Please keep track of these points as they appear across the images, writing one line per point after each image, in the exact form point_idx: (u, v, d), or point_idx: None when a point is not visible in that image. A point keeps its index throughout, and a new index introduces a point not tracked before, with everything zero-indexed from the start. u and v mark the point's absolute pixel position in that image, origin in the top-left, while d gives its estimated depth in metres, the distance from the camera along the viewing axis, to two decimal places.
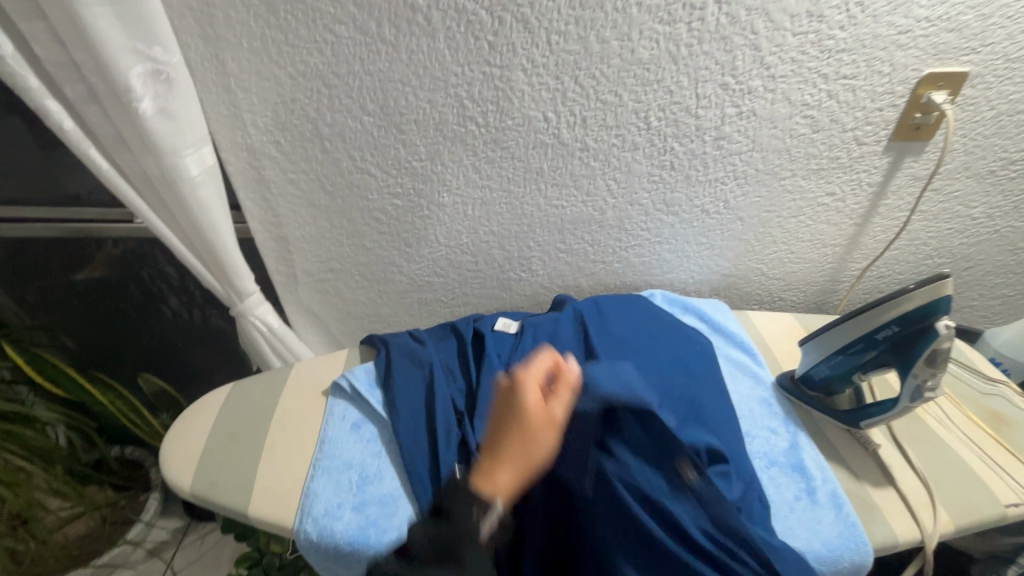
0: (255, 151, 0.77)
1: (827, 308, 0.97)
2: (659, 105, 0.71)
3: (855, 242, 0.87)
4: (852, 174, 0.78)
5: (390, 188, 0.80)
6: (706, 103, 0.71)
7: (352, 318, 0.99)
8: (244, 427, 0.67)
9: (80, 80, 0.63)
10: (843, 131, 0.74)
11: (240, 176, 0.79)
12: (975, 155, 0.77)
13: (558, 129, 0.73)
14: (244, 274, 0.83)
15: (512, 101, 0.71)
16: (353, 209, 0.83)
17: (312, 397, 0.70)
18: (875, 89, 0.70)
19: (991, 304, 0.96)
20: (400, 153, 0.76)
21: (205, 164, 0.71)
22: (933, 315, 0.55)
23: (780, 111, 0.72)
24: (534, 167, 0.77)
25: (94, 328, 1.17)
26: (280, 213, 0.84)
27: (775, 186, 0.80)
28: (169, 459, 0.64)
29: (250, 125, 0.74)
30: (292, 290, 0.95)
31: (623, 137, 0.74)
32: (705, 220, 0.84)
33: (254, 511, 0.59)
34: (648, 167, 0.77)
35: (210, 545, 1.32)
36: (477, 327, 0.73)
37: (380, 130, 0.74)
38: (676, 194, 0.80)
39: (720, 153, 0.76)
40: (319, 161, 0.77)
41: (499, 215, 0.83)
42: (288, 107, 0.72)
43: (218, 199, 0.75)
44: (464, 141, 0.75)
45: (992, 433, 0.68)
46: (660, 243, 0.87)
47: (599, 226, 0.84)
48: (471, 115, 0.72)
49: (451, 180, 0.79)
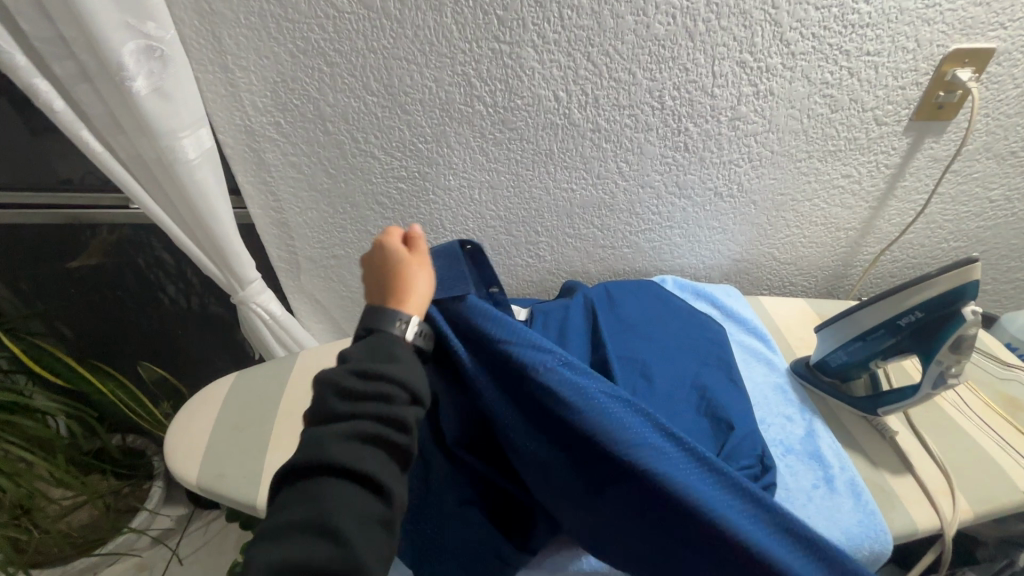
0: (254, 133, 0.74)
1: (838, 293, 0.96)
2: (674, 83, 0.69)
3: (870, 226, 0.85)
4: (870, 155, 0.76)
5: (394, 171, 0.77)
6: (723, 81, 0.69)
7: (356, 305, 0.97)
8: (248, 417, 0.65)
9: (69, 58, 0.60)
10: (862, 111, 0.72)
11: (239, 159, 0.77)
12: (997, 135, 0.75)
13: (569, 108, 0.71)
14: (244, 261, 0.81)
15: (522, 79, 0.68)
16: (356, 193, 0.80)
17: None
18: (898, 66, 0.68)
19: (1003, 288, 0.95)
20: (405, 134, 0.73)
21: (203, 146, 0.69)
22: (959, 300, 0.53)
23: (798, 90, 0.69)
24: (543, 149, 0.75)
25: (91, 316, 1.15)
26: (281, 197, 0.81)
27: (790, 168, 0.78)
28: (174, 450, 0.63)
29: (248, 105, 0.71)
30: (293, 276, 0.93)
31: (636, 117, 0.72)
32: (717, 204, 0.82)
33: (262, 503, 0.58)
34: (661, 148, 0.75)
35: (215, 533, 1.32)
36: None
37: (384, 110, 0.71)
38: (689, 177, 0.78)
39: (736, 134, 0.74)
40: (321, 144, 0.75)
41: (507, 199, 0.81)
42: (288, 87, 0.69)
43: (217, 183, 0.72)
44: (472, 122, 0.72)
45: (1009, 419, 0.67)
46: (670, 228, 0.85)
47: (608, 210, 0.82)
48: (478, 94, 0.69)
49: (457, 163, 0.76)
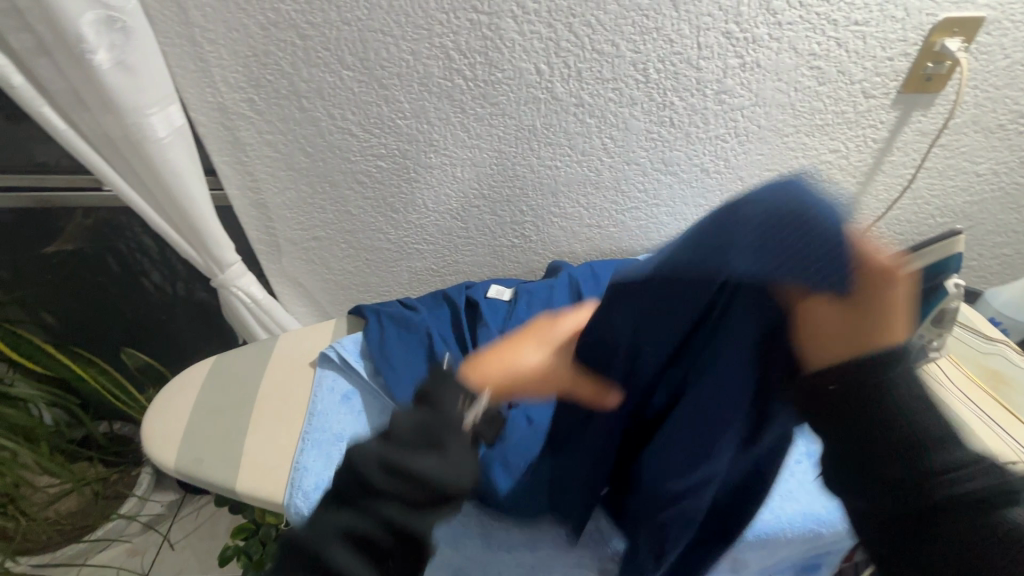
0: (227, 110, 0.72)
1: None
2: (659, 55, 0.67)
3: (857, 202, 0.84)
4: (858, 129, 0.75)
5: (374, 149, 0.75)
6: (708, 53, 0.67)
7: (340, 288, 0.95)
8: (227, 402, 0.64)
9: (26, 31, 0.57)
10: (850, 84, 0.70)
11: (213, 137, 0.75)
12: (985, 107, 0.74)
13: (551, 82, 0.69)
14: (223, 243, 0.79)
15: (501, 52, 0.66)
16: (335, 172, 0.78)
17: (298, 369, 0.67)
18: (887, 37, 0.66)
19: (989, 264, 0.95)
20: (383, 111, 0.71)
21: (174, 125, 0.67)
22: (944, 270, 0.52)
23: (785, 62, 0.68)
24: (526, 125, 0.73)
25: (72, 303, 1.13)
26: (258, 178, 0.79)
27: (777, 143, 0.76)
28: (153, 436, 0.62)
29: (220, 81, 0.69)
30: (275, 259, 0.91)
31: (621, 91, 0.70)
32: (705, 180, 0.81)
33: (242, 487, 0.57)
34: (646, 124, 0.73)
35: (206, 518, 1.32)
36: (469, 295, 0.70)
37: (361, 85, 0.69)
38: (675, 152, 0.77)
39: (722, 109, 0.72)
40: (297, 121, 0.73)
41: (490, 177, 0.79)
42: (260, 61, 0.67)
43: (190, 163, 0.70)
44: (452, 97, 0.70)
45: (990, 392, 0.68)
46: (657, 206, 0.84)
47: (594, 188, 0.81)
48: (458, 68, 0.67)
49: (438, 140, 0.74)
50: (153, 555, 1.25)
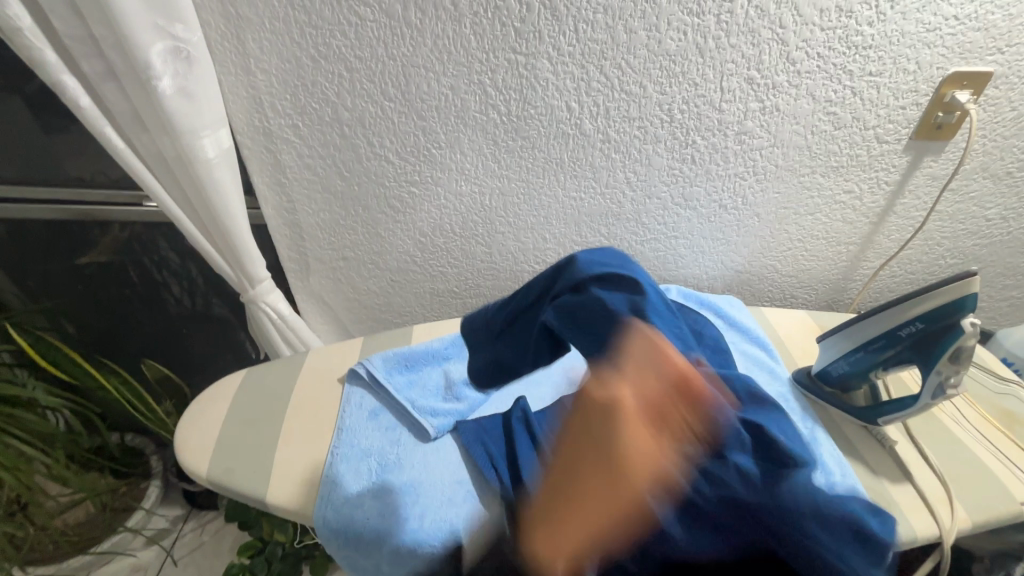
0: (272, 134, 0.75)
1: (839, 307, 0.97)
2: (683, 97, 0.71)
3: (870, 241, 0.87)
4: (872, 172, 0.78)
5: (408, 175, 0.79)
6: (730, 97, 0.71)
7: (362, 307, 0.98)
8: (259, 413, 0.66)
9: (98, 57, 0.61)
10: (864, 129, 0.74)
11: (255, 159, 0.78)
12: (994, 155, 0.77)
13: (581, 119, 0.73)
14: (255, 260, 0.82)
15: (536, 90, 0.70)
16: (368, 196, 0.81)
17: (329, 383, 0.70)
18: (900, 86, 0.70)
19: (998, 305, 0.97)
20: (419, 140, 0.75)
21: (222, 146, 0.70)
22: (958, 311, 0.55)
23: (803, 107, 0.72)
24: (554, 158, 0.77)
25: (95, 313, 1.15)
26: (295, 199, 0.82)
27: (794, 183, 0.80)
28: (184, 443, 0.63)
29: (268, 108, 0.73)
30: (302, 277, 0.93)
31: (646, 129, 0.74)
32: (722, 216, 0.84)
33: (271, 497, 0.58)
34: (669, 160, 0.77)
35: (210, 536, 1.31)
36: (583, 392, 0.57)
37: (400, 116, 0.73)
38: (695, 188, 0.80)
39: (743, 149, 0.76)
40: (337, 147, 0.76)
41: (517, 205, 0.82)
42: (308, 91, 0.71)
43: (234, 183, 0.73)
44: (485, 129, 0.74)
45: (1005, 431, 0.68)
46: (676, 238, 0.87)
47: (616, 218, 0.84)
48: (493, 102, 0.71)
49: (469, 169, 0.78)
50: (156, 570, 1.24)
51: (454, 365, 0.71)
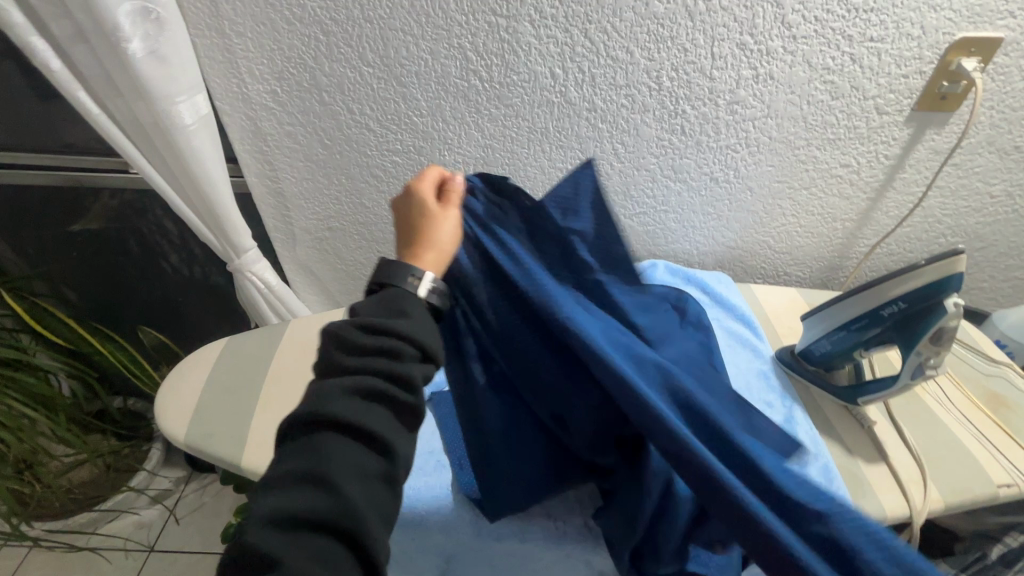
0: (251, 101, 0.74)
1: (833, 285, 0.95)
2: (672, 64, 0.68)
3: (867, 217, 0.84)
4: (871, 145, 0.75)
5: (390, 143, 0.77)
6: (722, 63, 0.68)
7: (350, 278, 0.97)
8: (238, 381, 0.67)
9: (67, 17, 0.60)
10: (863, 99, 0.70)
11: (235, 126, 0.77)
12: (1001, 128, 0.73)
13: (565, 87, 0.70)
14: (240, 229, 0.82)
15: (518, 55, 0.67)
16: (351, 164, 0.80)
17: (308, 353, 0.70)
18: (902, 53, 0.66)
19: (1000, 285, 0.94)
20: (400, 107, 0.73)
21: (199, 112, 0.69)
22: (942, 292, 0.54)
23: (798, 75, 0.68)
24: (539, 127, 0.75)
25: (93, 280, 1.17)
26: (277, 167, 0.81)
27: (788, 156, 0.77)
28: (164, 409, 0.64)
29: (245, 73, 0.71)
30: (289, 247, 0.93)
31: (633, 97, 0.71)
32: (713, 189, 0.81)
33: (246, 463, 0.59)
34: (657, 131, 0.75)
35: (211, 497, 1.35)
36: None
37: (380, 82, 0.71)
38: (685, 160, 0.78)
39: (734, 119, 0.73)
40: (317, 114, 0.75)
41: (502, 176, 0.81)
42: (284, 55, 0.69)
43: (213, 150, 0.73)
44: (467, 96, 0.72)
45: (990, 414, 0.67)
46: (666, 212, 0.85)
47: (603, 191, 0.82)
48: (474, 68, 0.69)
49: (452, 138, 0.76)
50: (158, 528, 1.28)
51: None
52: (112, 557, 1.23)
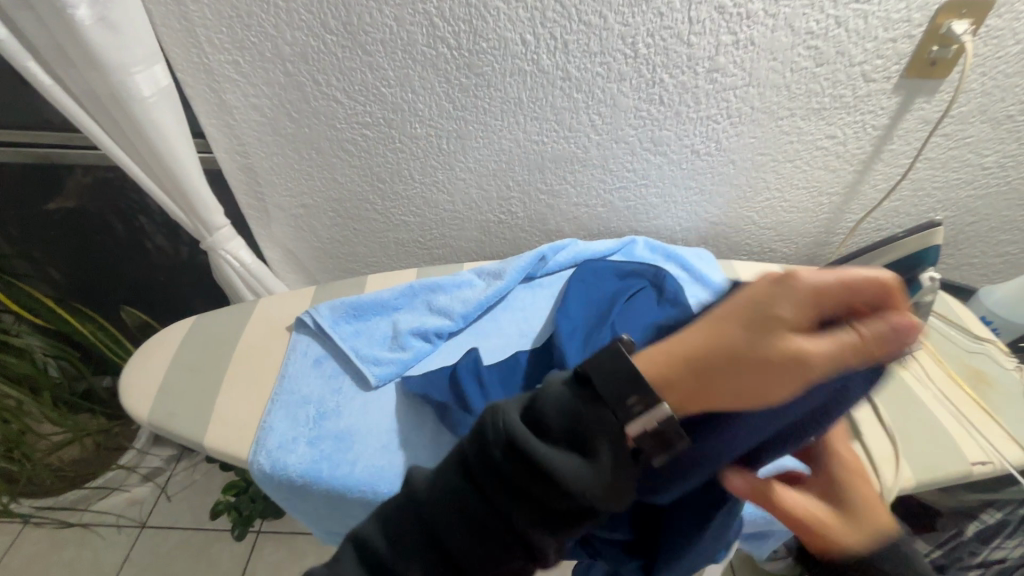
0: (213, 72, 0.71)
1: (819, 261, 0.93)
2: (647, 29, 0.65)
3: (854, 191, 0.82)
4: (857, 114, 0.72)
5: (359, 116, 0.75)
6: (700, 28, 0.65)
7: (328, 256, 0.96)
8: (204, 360, 0.66)
9: None
10: (849, 66, 0.67)
11: (200, 99, 0.74)
12: (994, 96, 0.70)
13: (537, 54, 0.67)
14: (210, 206, 0.80)
15: (486, 20, 0.64)
16: (321, 139, 0.78)
17: (276, 331, 0.69)
18: (890, 16, 0.63)
19: (990, 261, 0.92)
20: (367, 77, 0.70)
21: (158, 84, 0.67)
22: (920, 265, 0.51)
23: (780, 41, 0.65)
24: (512, 97, 0.72)
25: (73, 260, 1.16)
26: (246, 142, 0.79)
27: (771, 127, 0.74)
28: (129, 388, 0.63)
29: (204, 42, 0.68)
30: (264, 225, 0.92)
31: (608, 66, 0.68)
32: (694, 162, 0.79)
33: (210, 442, 0.59)
34: (635, 101, 0.72)
35: (203, 474, 1.36)
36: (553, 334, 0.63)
37: (344, 51, 0.68)
38: (665, 132, 0.75)
39: (714, 88, 0.70)
40: (282, 85, 0.72)
41: (476, 150, 0.78)
42: (243, 23, 0.66)
43: (176, 124, 0.71)
44: (435, 66, 0.69)
45: (968, 390, 0.66)
46: (646, 186, 0.82)
47: (581, 165, 0.80)
48: (442, 35, 0.66)
49: (423, 109, 0.74)
50: (151, 505, 1.30)
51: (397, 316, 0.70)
52: (105, 533, 1.25)
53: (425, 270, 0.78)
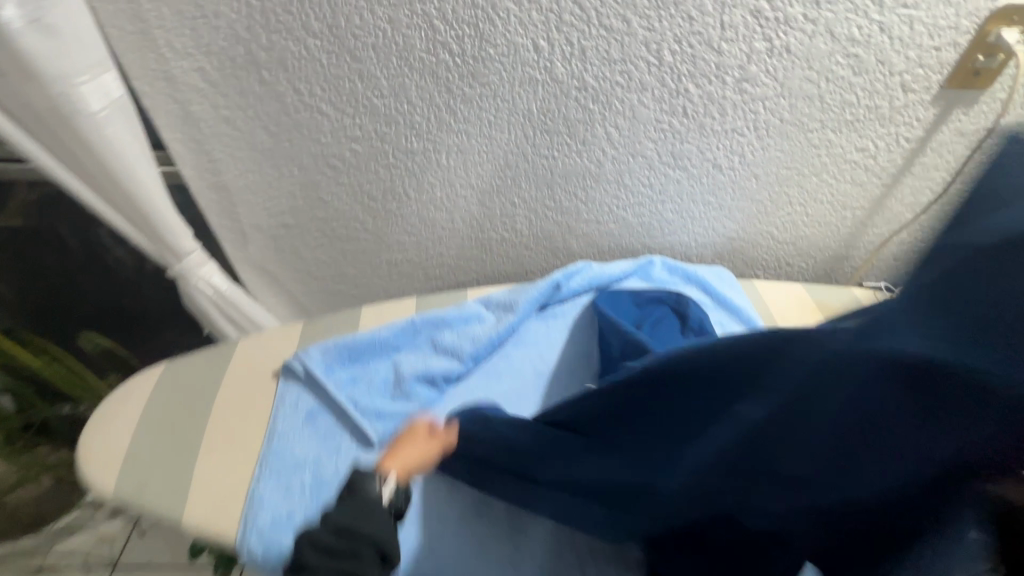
0: (175, 81, 0.62)
1: (837, 276, 0.88)
2: (674, 34, 0.58)
3: (880, 205, 0.77)
4: (891, 126, 0.67)
5: (347, 129, 0.66)
6: (732, 34, 0.58)
7: (313, 278, 0.87)
8: (179, 416, 0.58)
9: None
10: (888, 75, 0.62)
11: (161, 111, 0.65)
12: None
13: (551, 62, 0.60)
14: (178, 230, 0.71)
15: (494, 24, 0.57)
16: (304, 154, 0.69)
17: (261, 378, 0.61)
18: (937, 22, 0.57)
19: None
20: (357, 87, 0.62)
21: (110, 95, 0.57)
22: None
23: (818, 48, 0.59)
24: (521, 109, 0.64)
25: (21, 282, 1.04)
26: (217, 158, 0.70)
27: (799, 139, 0.69)
28: (89, 455, 0.54)
29: (164, 46, 0.58)
30: (240, 246, 0.82)
31: (629, 74, 0.61)
32: (715, 177, 0.73)
33: (190, 518, 0.51)
34: (656, 112, 0.65)
35: None
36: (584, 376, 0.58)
37: (330, 57, 0.59)
38: (686, 145, 0.69)
39: (743, 98, 0.64)
40: (258, 96, 0.63)
41: (479, 165, 0.71)
42: (210, 24, 0.57)
43: (134, 141, 0.61)
44: (435, 74, 0.61)
45: None
46: (662, 202, 0.76)
47: (594, 180, 0.73)
48: (443, 40, 0.58)
49: (420, 122, 0.66)
50: (121, 543, 1.18)
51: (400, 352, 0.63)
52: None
53: (424, 300, 0.71)
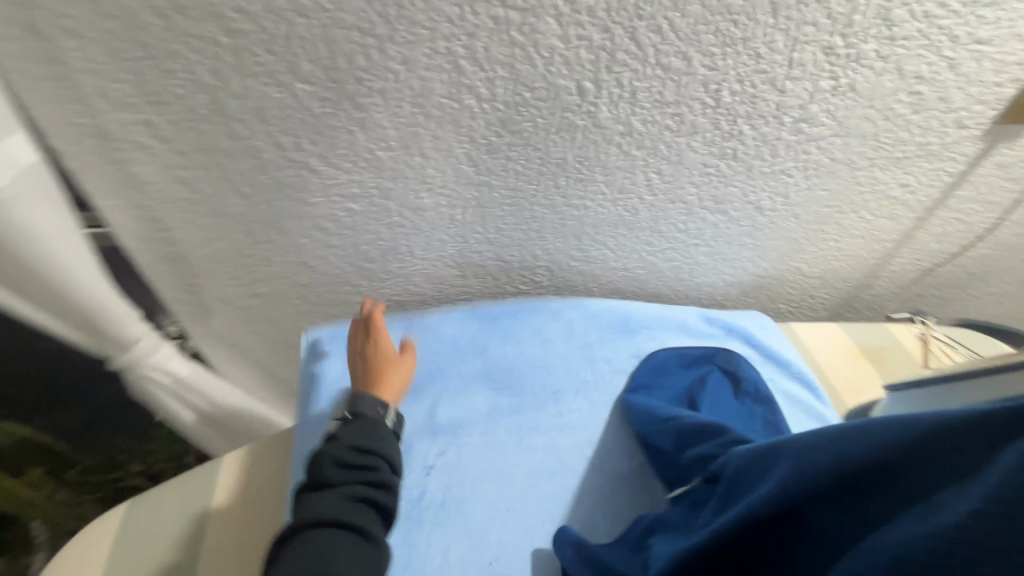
0: (111, 137, 0.47)
1: (857, 305, 0.85)
2: (738, 73, 0.50)
3: (909, 237, 0.74)
4: (936, 162, 0.63)
5: (343, 187, 0.54)
6: (799, 73, 0.51)
7: (292, 348, 0.73)
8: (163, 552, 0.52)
9: None
10: (946, 112, 0.57)
11: (91, 173, 0.49)
12: None
13: (596, 105, 0.50)
14: (125, 315, 0.57)
15: (534, 64, 0.46)
16: (286, 216, 0.56)
17: (257, 505, 0.55)
18: (1005, 58, 0.53)
19: None
20: (358, 139, 0.50)
21: (17, 164, 0.43)
22: None
23: (883, 86, 0.54)
24: (555, 157, 0.55)
25: None
26: (170, 225, 0.55)
27: (846, 178, 0.63)
28: None
29: (94, 94, 0.43)
30: (201, 320, 0.67)
31: (682, 117, 0.53)
32: (755, 219, 0.67)
33: None
34: (704, 156, 0.57)
35: None
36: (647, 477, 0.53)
37: (325, 105, 0.47)
38: (731, 189, 0.62)
39: (797, 139, 0.57)
40: (227, 152, 0.49)
41: (500, 219, 0.60)
42: (162, 67, 0.42)
43: (57, 217, 0.47)
44: (457, 121, 0.50)
45: None
46: (696, 246, 0.69)
47: (627, 228, 0.65)
48: (470, 83, 0.47)
49: (434, 175, 0.54)
50: None
51: (409, 479, 0.53)
52: None
53: None
